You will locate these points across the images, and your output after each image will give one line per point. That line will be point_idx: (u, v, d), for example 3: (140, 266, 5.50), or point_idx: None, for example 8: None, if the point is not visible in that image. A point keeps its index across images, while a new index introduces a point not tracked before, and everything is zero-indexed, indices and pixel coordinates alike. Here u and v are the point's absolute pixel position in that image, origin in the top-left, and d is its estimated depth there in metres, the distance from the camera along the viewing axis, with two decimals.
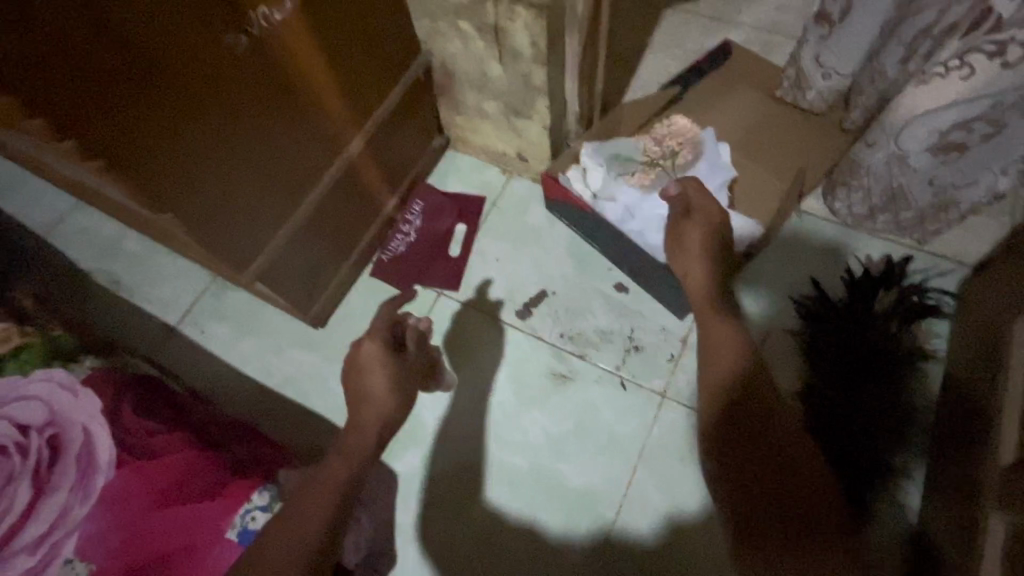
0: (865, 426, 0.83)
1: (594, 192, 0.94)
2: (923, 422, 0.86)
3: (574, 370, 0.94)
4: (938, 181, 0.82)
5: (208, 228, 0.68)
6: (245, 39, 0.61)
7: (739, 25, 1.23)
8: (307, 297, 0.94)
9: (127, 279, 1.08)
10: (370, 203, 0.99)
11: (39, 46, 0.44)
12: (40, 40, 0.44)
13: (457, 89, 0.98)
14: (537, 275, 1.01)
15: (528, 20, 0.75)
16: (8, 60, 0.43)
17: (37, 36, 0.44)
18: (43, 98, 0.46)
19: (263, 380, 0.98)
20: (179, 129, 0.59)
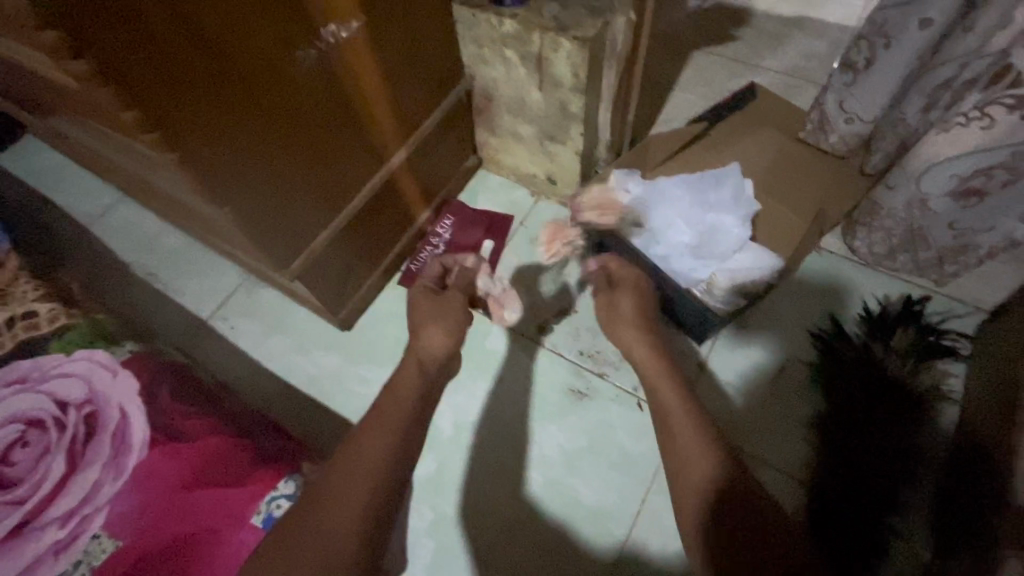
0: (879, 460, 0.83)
1: (620, 217, 1.00)
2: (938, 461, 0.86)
3: (591, 388, 0.96)
4: (958, 225, 0.85)
5: (258, 223, 0.72)
6: (314, 52, 0.66)
7: (763, 69, 1.29)
8: (338, 300, 0.97)
9: (163, 273, 1.12)
10: (404, 214, 1.03)
11: (140, 43, 0.48)
12: (141, 39, 0.48)
13: (494, 112, 1.03)
14: (560, 294, 1.04)
15: (571, 51, 0.80)
16: (115, 55, 0.47)
17: (140, 35, 0.48)
18: (137, 92, 0.50)
19: (286, 378, 1.00)
20: (245, 129, 0.63)
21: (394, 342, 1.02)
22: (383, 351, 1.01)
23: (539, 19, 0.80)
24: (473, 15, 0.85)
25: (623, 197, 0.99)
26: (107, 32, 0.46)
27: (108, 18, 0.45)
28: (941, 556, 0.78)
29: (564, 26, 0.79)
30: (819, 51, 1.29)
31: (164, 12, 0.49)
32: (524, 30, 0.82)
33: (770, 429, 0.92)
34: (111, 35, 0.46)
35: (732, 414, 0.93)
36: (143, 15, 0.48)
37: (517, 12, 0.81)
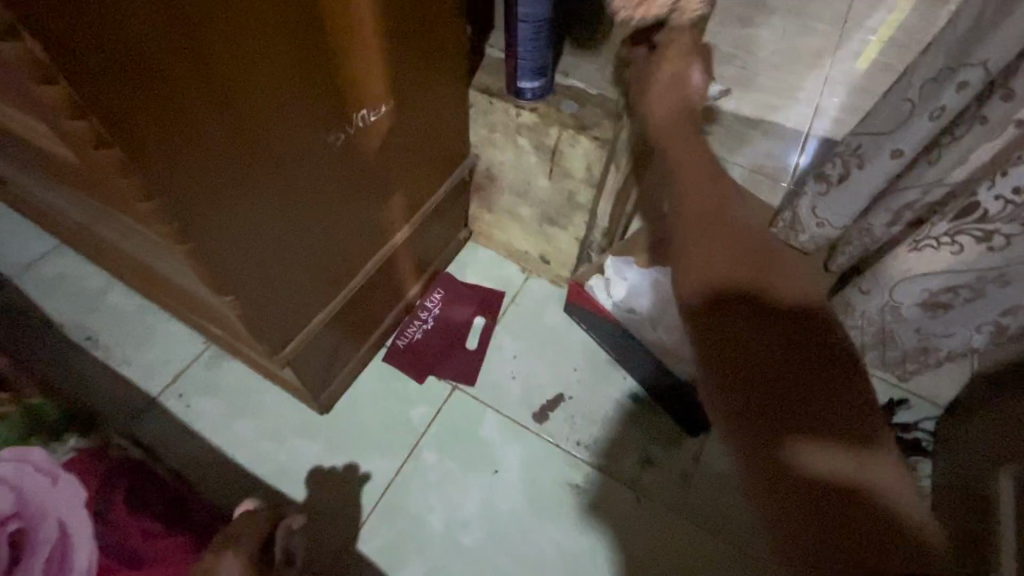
0: None
1: (617, 301, 0.99)
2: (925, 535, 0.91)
3: (589, 481, 0.92)
4: (924, 330, 0.93)
5: (257, 311, 0.65)
6: (343, 136, 0.63)
7: (733, 165, 1.39)
8: (321, 382, 0.88)
9: (106, 339, 0.98)
10: (397, 289, 0.98)
11: (177, 127, 0.43)
12: (178, 123, 0.43)
13: (495, 190, 1.02)
14: (554, 378, 1.01)
15: (588, 148, 0.82)
16: (148, 140, 0.42)
17: (178, 118, 0.43)
18: (162, 180, 0.44)
19: (250, 468, 0.89)
20: (264, 213, 0.58)
21: (376, 427, 0.94)
22: (364, 438, 0.93)
23: (559, 116, 0.82)
24: (491, 102, 0.85)
25: (620, 283, 0.99)
26: (145, 117, 0.40)
27: (148, 105, 0.40)
28: None
29: (584, 125, 0.81)
30: (780, 152, 1.42)
31: (207, 96, 0.45)
32: (543, 124, 0.83)
33: None
34: (148, 120, 0.41)
35: (727, 512, 0.90)
36: (184, 100, 0.43)
37: (536, 106, 0.83)
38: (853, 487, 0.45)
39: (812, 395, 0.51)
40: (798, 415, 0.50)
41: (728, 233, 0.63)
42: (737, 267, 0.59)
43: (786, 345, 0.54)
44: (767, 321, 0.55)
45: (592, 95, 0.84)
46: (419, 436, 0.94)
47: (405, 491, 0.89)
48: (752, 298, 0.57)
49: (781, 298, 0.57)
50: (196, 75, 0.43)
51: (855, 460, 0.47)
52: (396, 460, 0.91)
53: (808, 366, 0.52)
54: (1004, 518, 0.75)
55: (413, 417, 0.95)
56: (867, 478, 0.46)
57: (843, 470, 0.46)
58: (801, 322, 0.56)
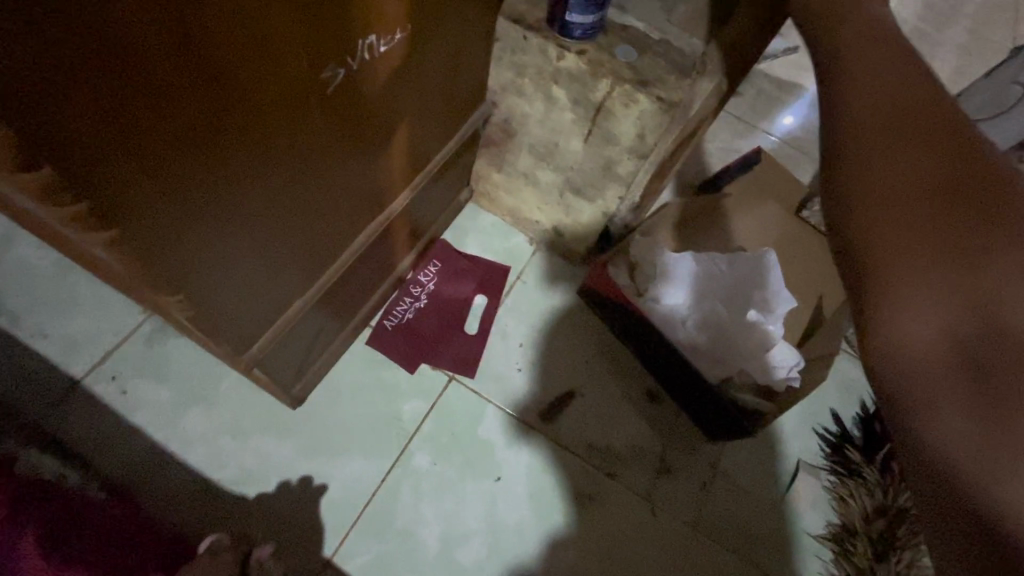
0: None
1: (640, 289, 0.86)
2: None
3: (600, 490, 0.83)
4: None
5: (216, 305, 0.48)
6: (341, 72, 0.45)
7: (763, 133, 1.25)
8: (294, 374, 0.73)
9: (13, 303, 0.78)
10: (388, 263, 0.81)
11: (84, 59, 0.26)
12: (88, 53, 0.26)
13: (510, 147, 0.85)
14: (565, 371, 0.90)
15: (646, 110, 0.65)
16: (30, 80, 0.25)
17: (86, 45, 0.26)
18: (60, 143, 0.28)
19: (206, 472, 0.74)
20: (225, 181, 0.40)
21: (360, 424, 0.80)
22: (346, 436, 0.79)
23: (613, 64, 0.65)
24: (525, 37, 0.67)
25: (645, 268, 0.87)
26: (20, 42, 0.23)
27: (24, 21, 0.23)
28: None
29: (643, 80, 0.64)
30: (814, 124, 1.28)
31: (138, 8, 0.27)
32: (591, 73, 0.65)
33: (783, 547, 0.84)
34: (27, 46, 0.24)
35: (740, 524, 0.84)
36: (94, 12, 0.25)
37: (584, 48, 0.65)
38: (966, 488, 0.27)
39: (936, 357, 0.30)
40: (914, 377, 0.31)
41: (896, 117, 0.37)
42: (893, 160, 0.36)
43: (915, 274, 0.32)
44: (880, 237, 0.34)
45: (654, 40, 0.66)
46: (410, 435, 0.81)
47: (395, 499, 0.77)
48: (875, 203, 0.35)
49: (961, 207, 0.32)
50: None
51: (963, 449, 0.27)
52: (384, 462, 0.79)
53: (947, 319, 0.30)
54: None
55: (404, 413, 0.82)
56: (989, 487, 0.26)
57: (945, 456, 0.28)
58: (972, 251, 0.31)
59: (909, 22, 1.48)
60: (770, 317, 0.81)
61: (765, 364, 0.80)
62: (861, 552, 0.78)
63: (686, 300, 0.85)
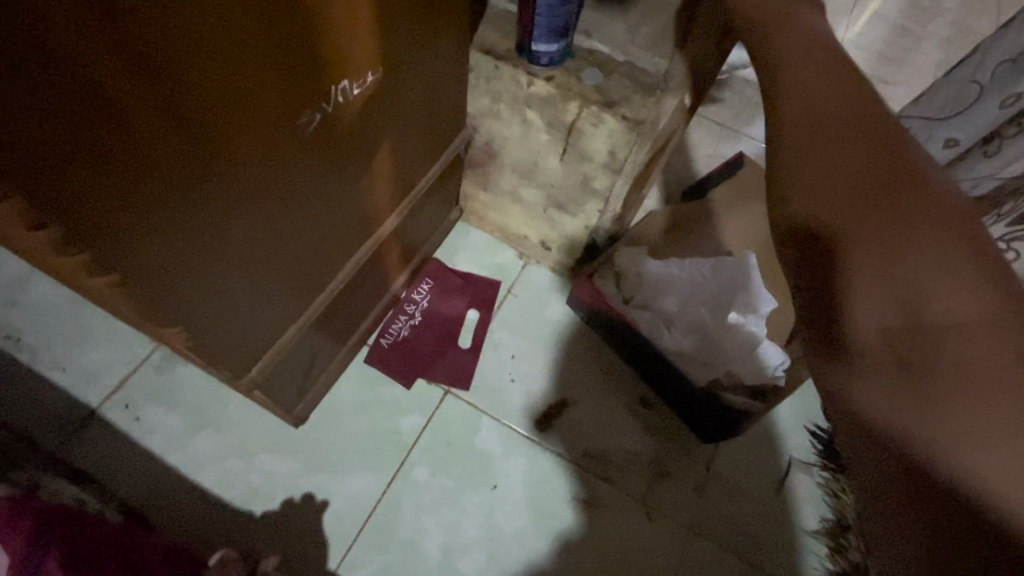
0: None
1: (626, 297, 0.89)
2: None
3: (596, 496, 0.85)
4: None
5: (215, 333, 0.52)
6: (319, 116, 0.49)
7: (747, 137, 1.27)
8: (295, 395, 0.77)
9: (32, 339, 0.83)
10: (381, 284, 0.85)
11: (73, 125, 0.30)
12: (78, 121, 0.30)
13: (493, 168, 0.89)
14: (557, 381, 0.93)
15: (614, 129, 0.69)
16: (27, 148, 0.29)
17: (75, 115, 0.30)
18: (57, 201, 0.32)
19: (216, 492, 0.78)
20: (218, 224, 0.45)
21: (360, 439, 0.84)
22: (348, 452, 0.83)
23: (581, 87, 0.68)
24: (497, 67, 0.71)
25: (631, 277, 0.90)
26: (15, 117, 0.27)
27: (20, 104, 0.27)
28: None
29: (610, 101, 0.68)
30: None
31: (119, 79, 0.31)
32: (560, 96, 0.69)
33: (780, 543, 0.85)
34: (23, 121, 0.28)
35: (736, 522, 0.86)
36: (78, 85, 0.29)
37: (552, 73, 0.69)
38: (927, 460, 0.30)
39: (870, 345, 0.34)
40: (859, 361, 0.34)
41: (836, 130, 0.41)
42: (826, 171, 0.40)
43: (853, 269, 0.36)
44: (820, 239, 0.38)
45: (619, 62, 0.70)
46: (409, 448, 0.84)
47: (396, 512, 0.80)
48: (818, 207, 0.39)
49: (888, 212, 0.36)
50: (97, 48, 0.29)
51: (915, 419, 0.31)
52: (385, 475, 0.82)
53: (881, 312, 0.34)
54: None
55: (403, 427, 0.86)
56: (952, 459, 0.29)
57: (910, 436, 0.31)
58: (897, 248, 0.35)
59: (889, 19, 1.50)
60: (752, 316, 0.84)
61: (751, 364, 0.82)
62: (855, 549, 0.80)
63: (672, 310, 0.87)
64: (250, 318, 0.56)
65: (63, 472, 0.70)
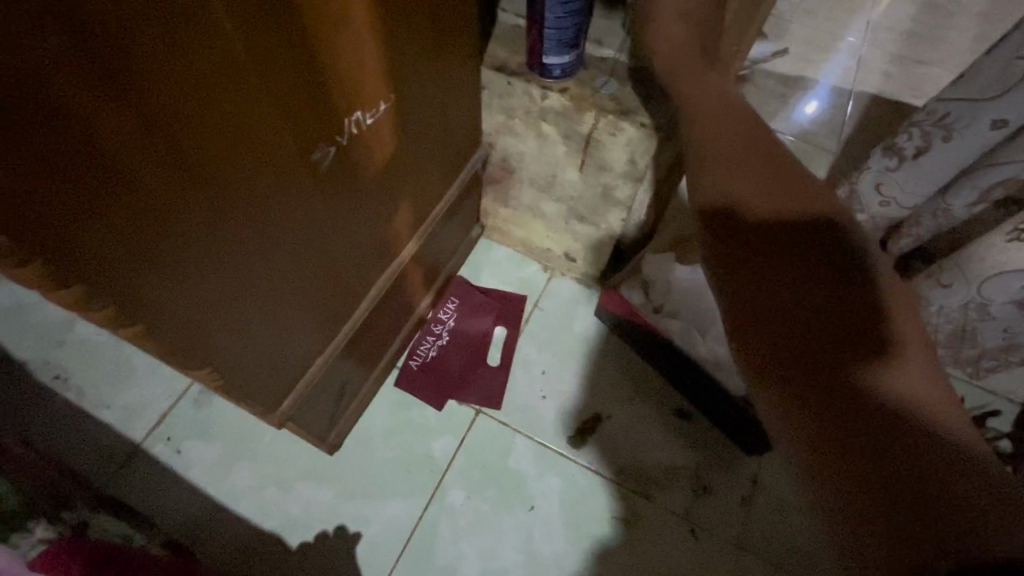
0: None
1: (658, 306, 0.85)
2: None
3: (637, 513, 0.83)
4: (1012, 329, 0.81)
5: (240, 371, 0.53)
6: (331, 149, 0.49)
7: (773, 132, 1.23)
8: (327, 423, 0.77)
9: (76, 379, 0.86)
10: (407, 307, 0.85)
11: (83, 179, 0.30)
12: (88, 174, 0.30)
13: (512, 184, 0.88)
14: (589, 393, 0.91)
15: (632, 138, 0.67)
16: (46, 211, 0.29)
17: (84, 168, 0.30)
18: (73, 255, 0.32)
19: (257, 522, 0.79)
20: (238, 264, 0.45)
21: (394, 464, 0.83)
22: (382, 478, 0.82)
23: (596, 98, 0.67)
24: (510, 83, 0.70)
25: (661, 284, 0.85)
26: (29, 183, 0.27)
27: (33, 169, 0.27)
28: None
29: (626, 109, 0.66)
30: (822, 115, 1.26)
31: (125, 128, 0.31)
32: (575, 108, 0.68)
33: None
34: (39, 184, 0.28)
35: (791, 540, 0.81)
36: (86, 139, 0.29)
37: (566, 86, 0.67)
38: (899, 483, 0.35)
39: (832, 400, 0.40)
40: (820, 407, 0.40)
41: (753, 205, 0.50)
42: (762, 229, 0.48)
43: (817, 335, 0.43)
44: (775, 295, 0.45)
45: (634, 68, 0.68)
46: (443, 472, 0.83)
47: (433, 537, 0.79)
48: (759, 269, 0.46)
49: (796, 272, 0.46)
50: (102, 101, 0.29)
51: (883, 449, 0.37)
52: (421, 500, 0.81)
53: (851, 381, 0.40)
54: None
55: (435, 450, 0.85)
56: None
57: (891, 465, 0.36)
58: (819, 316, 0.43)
59: None
60: None
61: None
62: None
63: (703, 318, 0.82)
64: (277, 353, 0.57)
65: (112, 509, 0.71)
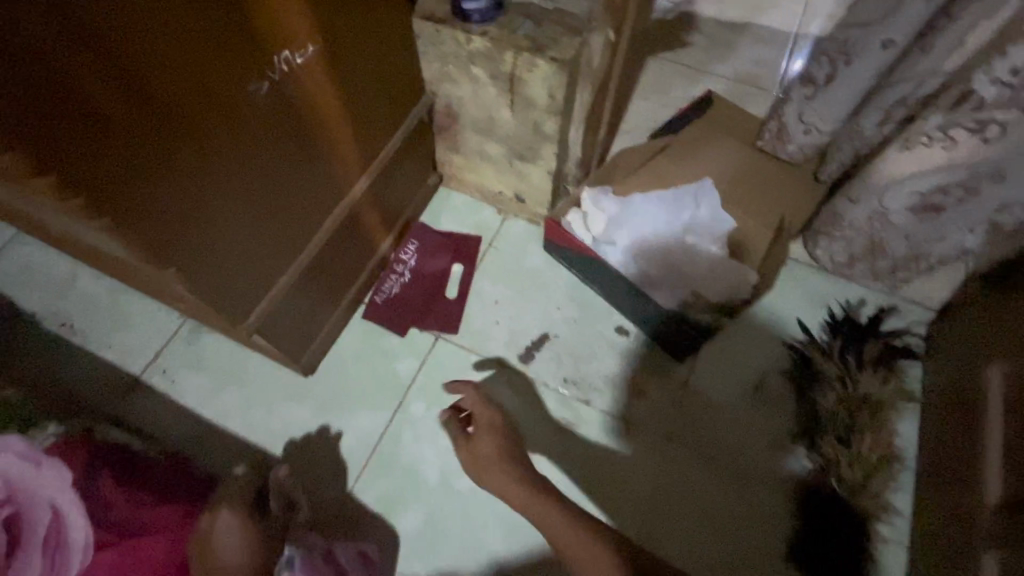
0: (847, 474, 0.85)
1: (596, 236, 0.96)
2: (899, 479, 0.88)
3: (579, 416, 0.93)
4: (914, 237, 0.89)
5: (208, 279, 0.62)
6: (267, 84, 0.58)
7: (717, 76, 1.30)
8: (299, 346, 0.88)
9: (80, 324, 0.97)
10: (367, 246, 0.95)
11: (42, 84, 0.38)
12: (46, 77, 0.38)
13: (458, 129, 0.96)
14: (538, 316, 1.00)
15: (547, 73, 0.75)
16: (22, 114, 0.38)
17: (43, 72, 0.38)
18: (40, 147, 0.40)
19: (243, 437, 0.90)
20: (195, 179, 0.54)
21: (363, 384, 0.94)
22: (352, 396, 0.93)
23: (514, 38, 0.75)
24: (438, 30, 0.78)
25: (598, 216, 0.96)
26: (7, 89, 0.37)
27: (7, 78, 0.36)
28: (920, 556, 0.81)
29: (540, 46, 0.74)
30: (763, 56, 1.32)
31: (76, 46, 0.39)
32: (496, 49, 0.75)
33: (756, 445, 0.91)
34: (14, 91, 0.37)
35: (717, 432, 0.92)
36: (46, 56, 0.38)
37: (487, 29, 0.75)
38: None
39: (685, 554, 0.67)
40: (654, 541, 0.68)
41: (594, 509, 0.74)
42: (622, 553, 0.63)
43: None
44: None
45: (548, 9, 0.76)
46: (406, 389, 0.94)
47: (398, 442, 0.90)
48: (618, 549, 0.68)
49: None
50: (54, 22, 0.37)
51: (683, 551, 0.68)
52: (387, 412, 0.92)
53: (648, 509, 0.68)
54: (992, 413, 0.76)
55: (399, 371, 0.95)
56: None
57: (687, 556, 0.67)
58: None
59: None
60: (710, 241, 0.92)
61: (715, 284, 0.91)
62: (828, 442, 0.87)
63: (635, 245, 0.95)
64: (240, 268, 0.67)
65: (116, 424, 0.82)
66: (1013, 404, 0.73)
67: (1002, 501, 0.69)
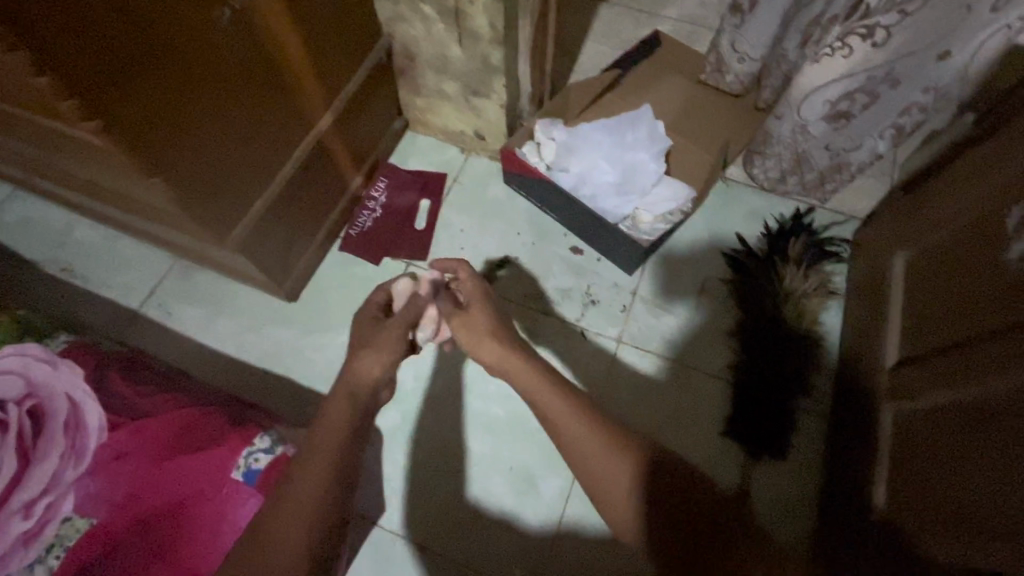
0: (774, 361, 0.96)
1: (549, 163, 1.06)
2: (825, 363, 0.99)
3: (538, 325, 1.03)
4: (833, 146, 0.97)
5: (192, 190, 0.71)
6: (229, 11, 0.66)
7: (664, 18, 1.37)
8: (282, 271, 0.97)
9: (80, 268, 1.06)
10: (338, 181, 1.03)
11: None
12: None
13: (416, 70, 1.04)
14: (500, 241, 1.10)
15: (486, 4, 0.83)
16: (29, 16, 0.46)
17: None
18: (43, 47, 0.48)
19: (236, 356, 1.00)
20: (174, 93, 0.63)
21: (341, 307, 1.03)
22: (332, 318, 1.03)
23: None
24: None
25: (549, 144, 1.05)
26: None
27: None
28: (836, 423, 0.92)
29: None
30: None
31: None
32: None
33: (696, 341, 1.01)
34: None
35: (662, 333, 1.02)
36: None
37: None
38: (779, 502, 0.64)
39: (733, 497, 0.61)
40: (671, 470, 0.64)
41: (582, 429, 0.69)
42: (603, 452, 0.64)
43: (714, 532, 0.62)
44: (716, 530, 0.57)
45: None
46: None
47: None
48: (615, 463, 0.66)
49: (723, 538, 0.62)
50: None
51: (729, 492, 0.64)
52: None
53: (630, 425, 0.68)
54: (893, 290, 0.86)
55: None
56: None
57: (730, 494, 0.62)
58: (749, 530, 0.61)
59: None
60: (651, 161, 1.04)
61: (659, 199, 1.02)
62: (757, 333, 0.98)
63: (584, 170, 1.06)
64: (221, 184, 0.75)
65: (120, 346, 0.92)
66: (909, 281, 0.83)
67: (897, 362, 0.80)
